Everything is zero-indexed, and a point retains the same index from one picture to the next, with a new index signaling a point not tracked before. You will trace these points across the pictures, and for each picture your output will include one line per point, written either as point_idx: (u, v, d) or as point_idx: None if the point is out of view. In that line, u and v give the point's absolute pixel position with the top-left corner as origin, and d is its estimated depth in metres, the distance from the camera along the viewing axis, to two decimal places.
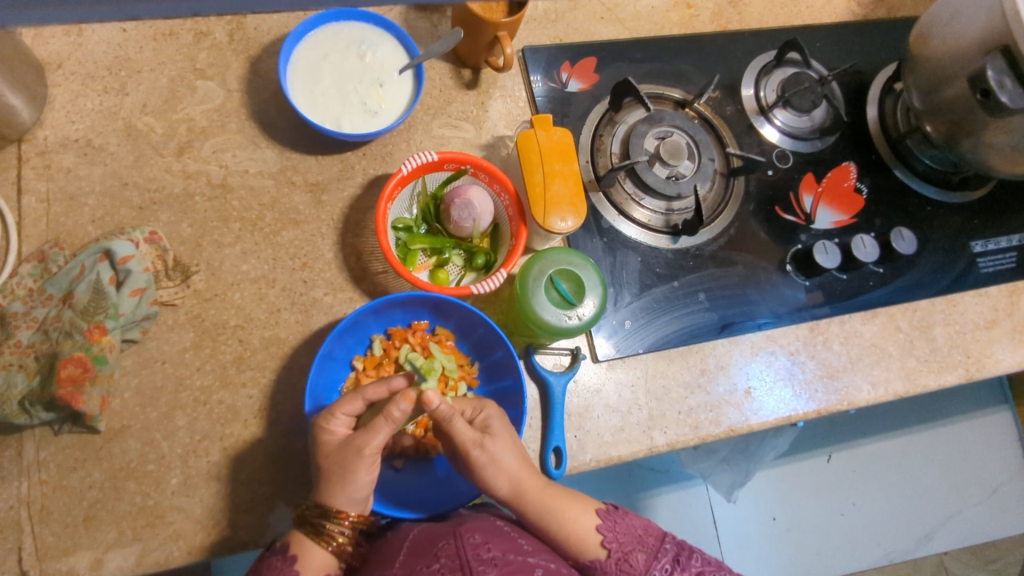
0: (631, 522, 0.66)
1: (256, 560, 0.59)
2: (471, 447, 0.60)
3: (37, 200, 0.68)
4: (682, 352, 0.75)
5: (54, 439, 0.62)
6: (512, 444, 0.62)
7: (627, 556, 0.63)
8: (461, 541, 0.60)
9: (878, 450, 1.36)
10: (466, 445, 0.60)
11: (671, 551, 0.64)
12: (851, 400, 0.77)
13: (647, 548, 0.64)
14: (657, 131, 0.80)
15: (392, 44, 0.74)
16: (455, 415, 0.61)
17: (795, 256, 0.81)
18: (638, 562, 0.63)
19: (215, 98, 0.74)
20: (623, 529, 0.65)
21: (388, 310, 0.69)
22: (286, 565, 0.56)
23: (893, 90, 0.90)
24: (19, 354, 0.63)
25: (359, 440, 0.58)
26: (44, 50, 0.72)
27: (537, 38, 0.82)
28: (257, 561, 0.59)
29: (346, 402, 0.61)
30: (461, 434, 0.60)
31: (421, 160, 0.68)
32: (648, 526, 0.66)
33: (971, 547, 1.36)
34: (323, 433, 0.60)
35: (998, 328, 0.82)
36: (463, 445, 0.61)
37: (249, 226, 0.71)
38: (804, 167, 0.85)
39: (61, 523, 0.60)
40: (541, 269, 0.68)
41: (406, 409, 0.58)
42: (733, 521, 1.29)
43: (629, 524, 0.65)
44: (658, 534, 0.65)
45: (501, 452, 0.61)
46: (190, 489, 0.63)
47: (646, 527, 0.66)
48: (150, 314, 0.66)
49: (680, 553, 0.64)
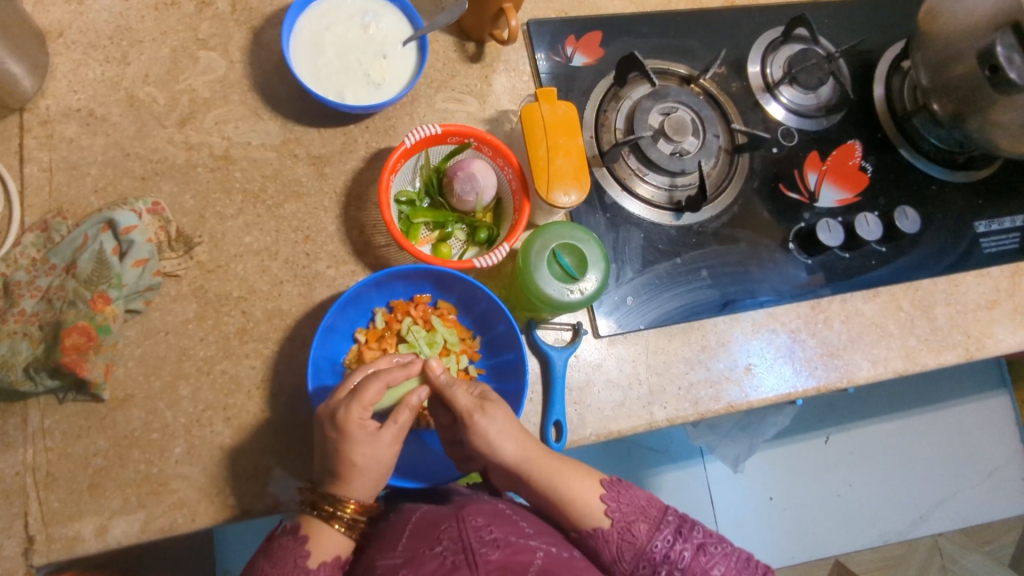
0: (635, 494, 0.66)
1: (264, 542, 0.60)
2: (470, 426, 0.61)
3: (39, 169, 0.68)
4: (683, 329, 0.75)
5: (59, 407, 0.63)
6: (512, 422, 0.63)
7: (629, 526, 0.64)
8: (464, 523, 0.61)
9: (876, 432, 1.37)
10: (467, 410, 0.63)
11: (674, 523, 0.64)
12: (850, 378, 0.77)
13: (649, 519, 0.64)
14: (662, 106, 0.79)
15: (396, 16, 0.73)
16: (453, 385, 0.64)
17: (798, 235, 0.81)
18: (640, 532, 0.63)
19: (217, 69, 0.74)
20: (626, 500, 0.65)
21: (390, 283, 0.69)
22: (298, 545, 0.58)
23: (900, 68, 0.89)
24: (24, 322, 0.63)
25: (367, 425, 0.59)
26: (45, 18, 0.71)
27: (542, 11, 0.82)
28: (266, 544, 0.60)
29: (370, 388, 0.60)
30: (462, 401, 0.63)
31: (424, 132, 0.68)
32: (652, 498, 0.66)
33: (967, 529, 1.38)
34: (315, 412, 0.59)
35: (999, 308, 0.82)
36: (464, 410, 0.63)
37: (252, 198, 0.71)
38: (809, 145, 0.85)
39: (66, 490, 0.61)
40: (544, 243, 0.68)
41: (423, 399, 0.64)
42: (732, 500, 1.30)
43: (633, 496, 0.66)
44: (661, 506, 0.65)
45: (495, 425, 0.62)
46: (193, 458, 0.64)
47: (650, 499, 0.66)
48: (152, 284, 0.66)
49: (682, 525, 0.64)
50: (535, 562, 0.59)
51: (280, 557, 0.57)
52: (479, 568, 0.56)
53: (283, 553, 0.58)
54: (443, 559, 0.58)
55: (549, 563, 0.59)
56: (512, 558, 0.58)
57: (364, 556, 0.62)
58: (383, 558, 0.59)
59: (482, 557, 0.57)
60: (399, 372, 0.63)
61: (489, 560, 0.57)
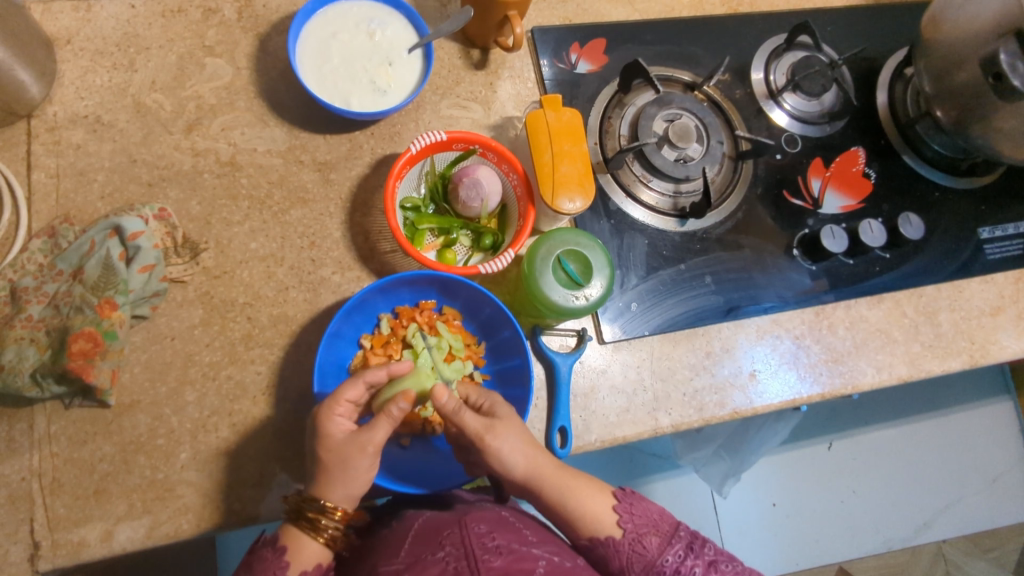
0: (648, 507, 0.66)
1: (247, 553, 0.59)
2: (483, 434, 0.60)
3: (47, 175, 0.68)
4: (688, 335, 0.75)
5: (65, 413, 0.63)
6: (517, 427, 0.63)
7: (640, 538, 0.63)
8: (466, 530, 0.61)
9: (879, 438, 1.37)
10: (478, 433, 0.60)
11: (685, 538, 0.64)
12: (855, 385, 0.77)
13: (660, 533, 0.64)
14: (666, 113, 0.79)
15: (401, 23, 0.74)
16: (461, 407, 0.61)
17: (802, 241, 0.81)
18: (652, 545, 0.63)
19: (223, 76, 0.74)
20: (639, 512, 0.65)
21: (396, 289, 0.69)
22: (276, 557, 0.57)
23: (903, 75, 0.89)
24: (30, 328, 0.63)
25: (365, 441, 0.58)
26: (53, 25, 0.72)
27: (546, 19, 0.82)
28: (249, 554, 0.59)
29: (349, 388, 0.60)
30: (472, 424, 0.61)
31: (429, 139, 0.68)
32: (664, 513, 0.66)
33: (971, 536, 1.37)
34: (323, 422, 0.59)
35: (1003, 314, 0.82)
36: (474, 432, 0.61)
37: (258, 204, 0.72)
38: (813, 151, 0.85)
39: (72, 495, 0.61)
40: (548, 250, 0.68)
41: (406, 408, 0.59)
42: (735, 506, 1.30)
43: (645, 508, 0.66)
44: (673, 521, 0.65)
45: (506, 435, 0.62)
46: (199, 463, 0.64)
47: (662, 514, 0.66)
48: (159, 290, 0.66)
49: (693, 541, 0.64)
50: (538, 570, 0.58)
51: (261, 568, 0.56)
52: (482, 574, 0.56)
53: (262, 565, 0.57)
54: (445, 565, 0.57)
55: (553, 570, 0.59)
56: (514, 564, 0.58)
57: (365, 567, 0.61)
58: (385, 565, 0.59)
59: (484, 562, 0.57)
60: (382, 371, 0.62)
61: (492, 566, 0.57)
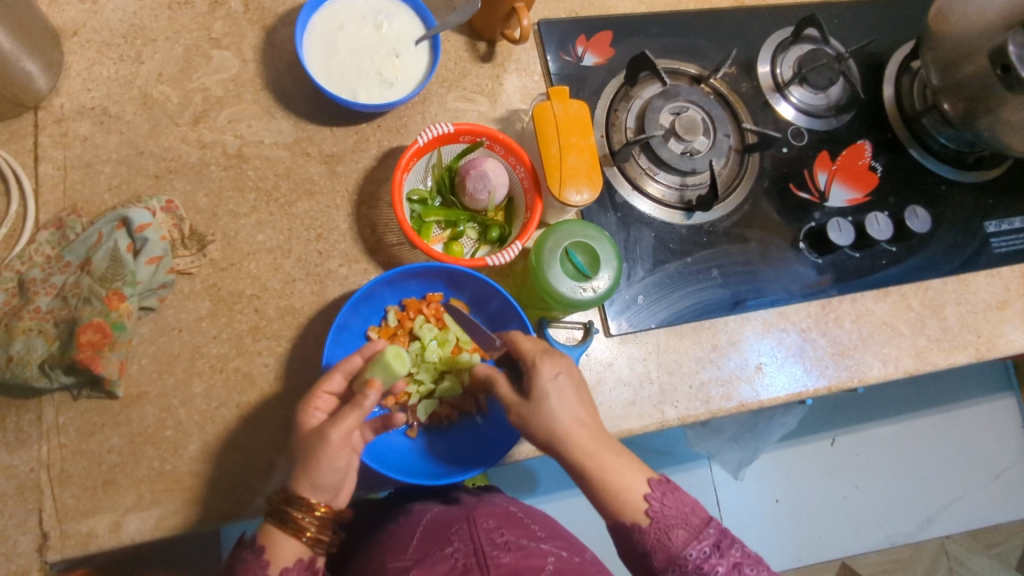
0: (681, 498, 0.61)
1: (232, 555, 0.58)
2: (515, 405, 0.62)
3: (54, 167, 0.68)
4: (694, 328, 0.75)
5: (73, 404, 0.63)
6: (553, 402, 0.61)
7: (667, 529, 0.59)
8: (475, 526, 0.61)
9: (882, 433, 1.37)
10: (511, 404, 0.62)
11: (714, 536, 0.59)
12: (861, 377, 0.77)
13: (689, 527, 0.59)
14: (673, 106, 0.79)
15: (408, 15, 0.74)
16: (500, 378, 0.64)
17: (808, 234, 0.81)
18: (678, 538, 0.58)
19: (230, 68, 0.74)
20: (671, 502, 0.60)
21: (403, 281, 0.69)
22: (256, 557, 0.56)
23: (910, 68, 0.89)
24: (38, 319, 0.63)
25: (324, 425, 0.56)
26: (59, 17, 0.72)
27: (552, 12, 0.82)
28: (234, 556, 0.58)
29: (327, 380, 0.60)
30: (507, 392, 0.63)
31: (436, 131, 0.68)
32: (697, 507, 0.61)
33: (973, 531, 1.38)
34: (302, 416, 0.59)
35: (1009, 308, 0.82)
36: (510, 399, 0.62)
37: (265, 196, 0.72)
38: (818, 145, 0.85)
39: (80, 487, 0.61)
40: (556, 241, 0.68)
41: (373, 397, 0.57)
42: (736, 501, 1.30)
43: (677, 499, 0.61)
44: (705, 516, 0.60)
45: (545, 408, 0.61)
46: (207, 454, 0.64)
47: (695, 507, 0.61)
48: (166, 282, 0.66)
49: (722, 540, 0.59)
50: (547, 566, 0.57)
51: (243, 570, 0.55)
52: (490, 571, 0.56)
53: (245, 566, 0.56)
54: (454, 560, 0.58)
55: (560, 567, 0.58)
56: (523, 561, 0.57)
57: (374, 561, 0.61)
58: (393, 560, 0.60)
59: (493, 558, 0.57)
60: (355, 357, 0.61)
61: (501, 562, 0.57)
